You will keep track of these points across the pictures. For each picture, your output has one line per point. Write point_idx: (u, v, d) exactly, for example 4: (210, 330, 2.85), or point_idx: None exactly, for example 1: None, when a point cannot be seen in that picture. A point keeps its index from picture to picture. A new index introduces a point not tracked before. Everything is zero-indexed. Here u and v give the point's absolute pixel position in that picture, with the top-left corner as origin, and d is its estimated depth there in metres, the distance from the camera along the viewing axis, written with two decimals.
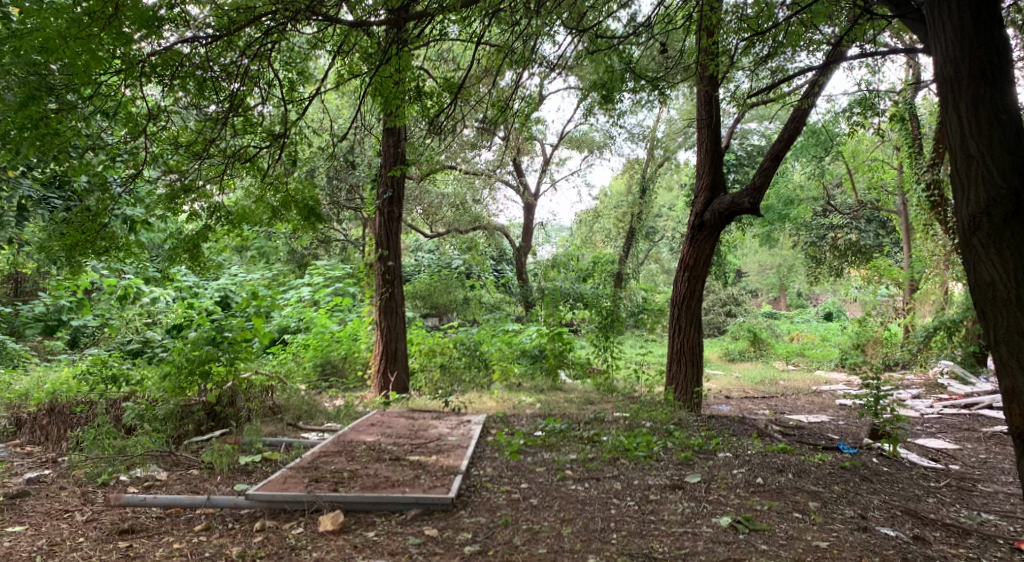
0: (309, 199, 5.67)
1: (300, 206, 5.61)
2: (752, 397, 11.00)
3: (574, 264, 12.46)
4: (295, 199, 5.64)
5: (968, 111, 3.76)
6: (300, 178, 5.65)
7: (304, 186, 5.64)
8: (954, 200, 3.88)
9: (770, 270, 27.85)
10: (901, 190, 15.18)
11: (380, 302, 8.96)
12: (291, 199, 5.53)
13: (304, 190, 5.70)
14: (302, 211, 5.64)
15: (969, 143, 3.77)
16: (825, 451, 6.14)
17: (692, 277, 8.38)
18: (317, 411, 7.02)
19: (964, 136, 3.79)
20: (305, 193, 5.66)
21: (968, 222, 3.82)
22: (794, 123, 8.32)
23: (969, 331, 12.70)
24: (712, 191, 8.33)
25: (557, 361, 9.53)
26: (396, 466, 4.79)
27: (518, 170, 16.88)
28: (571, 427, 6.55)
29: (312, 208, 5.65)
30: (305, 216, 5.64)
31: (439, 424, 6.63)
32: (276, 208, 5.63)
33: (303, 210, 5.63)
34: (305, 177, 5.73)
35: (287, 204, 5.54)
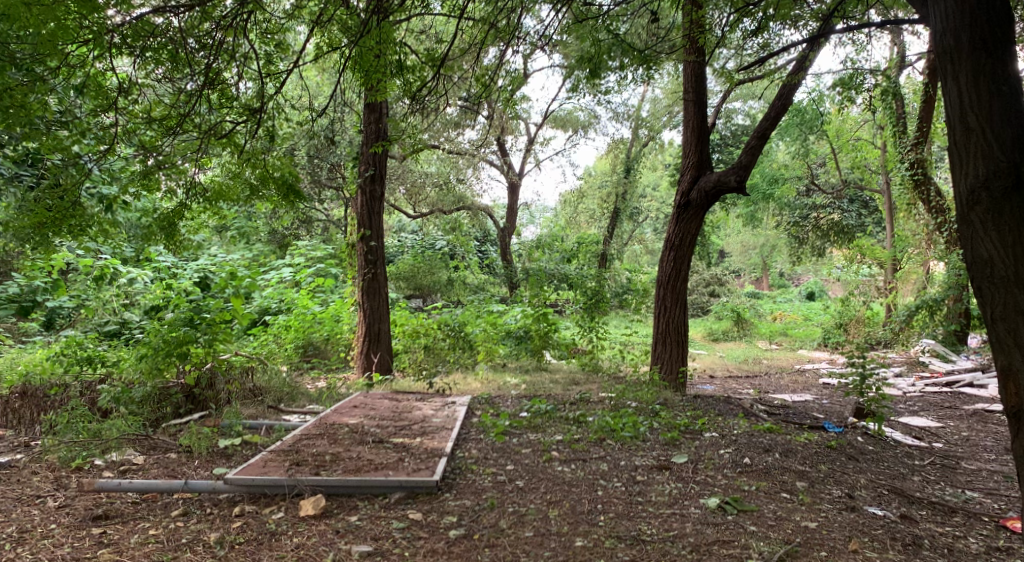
0: (288, 176, 5.53)
1: (279, 182, 5.49)
2: (736, 377, 11.01)
3: (559, 245, 12.35)
4: (274, 175, 5.51)
5: (969, 81, 3.70)
6: (279, 154, 5.51)
7: (283, 162, 5.51)
8: (952, 174, 3.83)
9: (753, 251, 27.93)
10: (884, 170, 15.19)
11: (362, 283, 8.83)
12: (270, 176, 5.40)
13: (282, 166, 5.56)
14: (280, 187, 5.51)
15: (968, 116, 3.72)
16: (811, 431, 6.13)
17: (678, 257, 8.32)
18: (298, 393, 6.91)
19: (963, 108, 3.73)
20: (284, 169, 5.53)
21: (966, 197, 3.77)
22: (780, 101, 8.23)
23: (950, 311, 12.79)
24: (698, 170, 8.23)
25: (542, 342, 9.46)
26: (379, 449, 4.69)
27: (502, 149, 16.71)
28: (557, 408, 6.49)
29: (291, 185, 5.53)
30: (285, 193, 5.52)
31: (423, 405, 6.55)
32: (255, 185, 5.50)
33: (282, 186, 5.51)
34: (284, 153, 5.59)
35: (266, 180, 5.41)
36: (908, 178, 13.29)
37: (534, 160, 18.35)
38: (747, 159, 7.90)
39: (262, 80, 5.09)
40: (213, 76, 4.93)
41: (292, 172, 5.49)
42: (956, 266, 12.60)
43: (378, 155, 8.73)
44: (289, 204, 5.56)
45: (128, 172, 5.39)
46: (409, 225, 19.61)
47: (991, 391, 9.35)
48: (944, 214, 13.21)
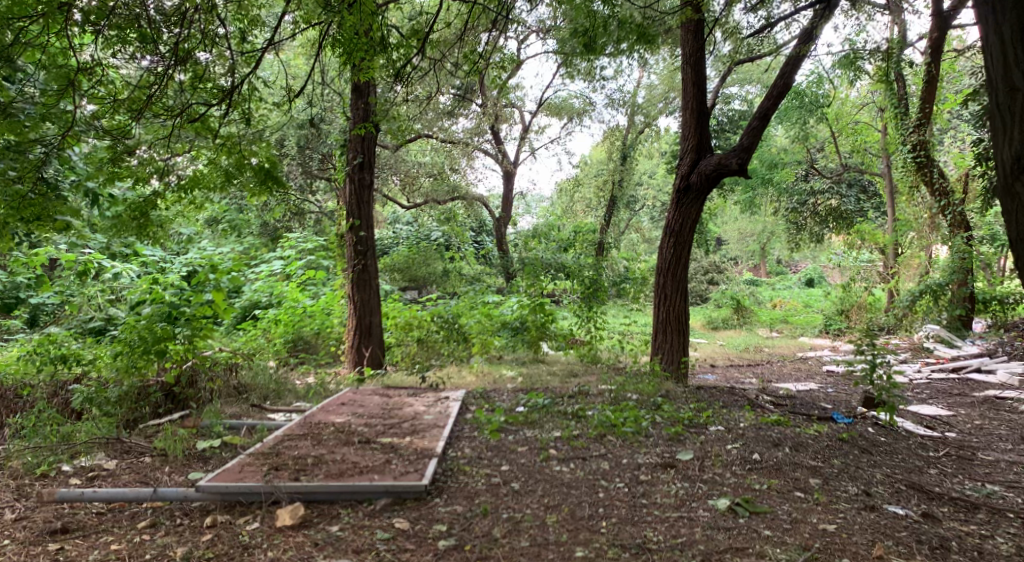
0: (266, 163, 5.30)
1: (256, 169, 5.25)
2: (738, 366, 10.75)
3: (555, 234, 12.06)
4: (251, 162, 5.28)
5: (1014, 39, 3.73)
6: (255, 139, 5.26)
7: (260, 146, 5.26)
8: (996, 138, 3.87)
9: (750, 238, 27.67)
10: (884, 153, 14.91)
11: (352, 275, 8.54)
12: (245, 162, 5.16)
13: (259, 151, 5.32)
14: (258, 175, 5.29)
15: (1015, 76, 3.74)
16: (820, 422, 5.87)
17: (678, 243, 8.03)
18: (285, 390, 6.63)
19: (1009, 67, 3.76)
20: (262, 155, 5.30)
21: (1012, 162, 3.80)
22: (782, 80, 7.92)
23: (954, 295, 12.55)
24: (698, 152, 7.94)
25: (538, 333, 9.14)
26: (365, 450, 4.42)
27: (496, 137, 16.39)
28: (555, 403, 6.22)
29: (269, 171, 5.28)
30: (262, 180, 5.29)
31: (415, 401, 6.27)
32: (231, 172, 5.26)
33: (259, 174, 5.27)
34: (262, 138, 5.37)
35: (242, 167, 5.17)
36: (911, 161, 13.00)
37: (529, 148, 18.03)
38: (749, 140, 7.62)
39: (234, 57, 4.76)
40: (184, 55, 4.61)
41: (271, 159, 5.26)
42: (960, 249, 12.35)
43: (366, 142, 8.44)
44: (268, 192, 5.32)
45: (97, 160, 5.11)
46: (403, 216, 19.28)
47: (1000, 377, 9.11)
48: (948, 197, 12.94)
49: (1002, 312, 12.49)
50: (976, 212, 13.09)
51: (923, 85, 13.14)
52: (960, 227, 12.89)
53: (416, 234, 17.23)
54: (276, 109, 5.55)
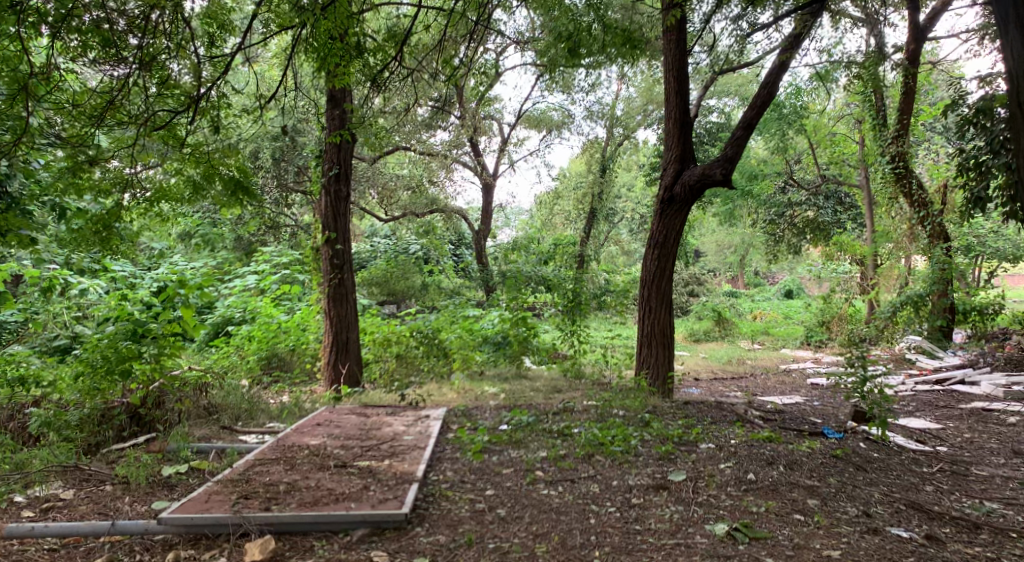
0: (236, 173, 5.07)
1: (226, 179, 5.02)
2: (721, 379, 10.62)
3: (536, 247, 11.88)
4: (221, 171, 5.05)
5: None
6: (225, 147, 5.03)
7: (230, 155, 5.03)
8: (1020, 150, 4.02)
9: (727, 250, 27.71)
10: (862, 165, 14.97)
11: (328, 289, 8.30)
12: (214, 172, 4.93)
13: (229, 159, 5.09)
14: (228, 185, 5.06)
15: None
16: (811, 438, 5.73)
17: (662, 255, 7.89)
18: (258, 410, 6.37)
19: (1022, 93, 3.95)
20: (232, 165, 5.07)
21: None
22: (765, 90, 7.85)
23: (935, 306, 12.56)
24: (681, 163, 7.82)
25: (521, 347, 8.94)
26: (341, 474, 4.19)
27: (475, 150, 16.24)
28: (540, 420, 6.02)
29: (239, 182, 5.05)
30: (232, 191, 5.06)
31: (394, 421, 6.04)
32: (199, 183, 5.02)
33: (229, 184, 5.03)
34: (233, 146, 5.14)
35: (211, 177, 4.94)
36: (890, 172, 13.04)
37: (508, 160, 17.91)
38: (733, 150, 7.52)
39: (203, 64, 4.52)
40: (149, 61, 4.35)
41: (241, 168, 5.03)
42: (940, 260, 12.38)
43: (343, 152, 8.23)
44: (238, 203, 5.09)
45: (56, 171, 4.86)
46: (382, 230, 19.03)
47: (983, 388, 9.05)
48: (927, 207, 12.99)
49: (981, 323, 12.52)
50: (954, 222, 13.14)
51: (900, 97, 13.21)
52: (939, 238, 12.93)
53: (394, 248, 16.99)
54: (248, 116, 5.34)
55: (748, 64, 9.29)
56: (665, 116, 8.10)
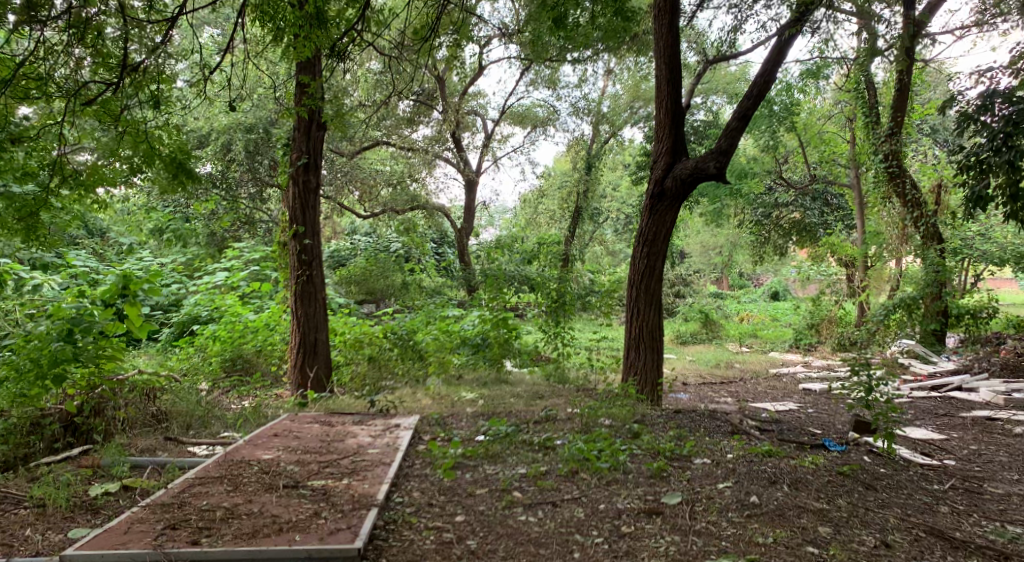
0: (176, 153, 4.79)
1: (166, 161, 4.73)
2: (711, 384, 10.20)
3: (519, 245, 11.12)
4: (159, 151, 4.76)
5: None
6: (164, 125, 4.72)
7: (170, 134, 4.72)
8: None
9: (713, 252, 27.31)
10: (852, 164, 14.62)
11: (296, 287, 7.77)
12: (155, 154, 4.62)
13: (170, 139, 4.79)
14: (167, 166, 4.77)
15: None
16: (813, 452, 5.29)
17: (652, 254, 7.43)
18: (213, 418, 5.87)
19: None
20: (172, 145, 4.78)
21: None
22: (762, 79, 7.40)
23: (928, 309, 12.22)
24: (673, 155, 7.36)
25: (502, 350, 8.39)
26: (288, 498, 3.73)
27: (458, 145, 15.75)
28: (519, 431, 5.55)
29: (180, 163, 4.79)
30: (173, 174, 4.78)
31: (360, 431, 5.53)
32: (137, 164, 4.65)
33: (169, 165, 4.76)
34: (172, 124, 4.82)
35: (151, 159, 4.63)
36: (884, 171, 12.68)
37: (491, 157, 17.43)
38: (727, 142, 7.09)
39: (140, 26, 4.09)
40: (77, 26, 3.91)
41: (183, 149, 4.77)
42: (933, 262, 12.03)
43: (313, 140, 7.72)
44: (179, 185, 4.83)
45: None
46: (363, 228, 18.48)
47: (983, 395, 8.66)
48: (921, 208, 12.66)
49: (974, 327, 12.17)
50: (948, 223, 12.80)
51: (894, 94, 12.87)
52: (933, 239, 12.60)
53: (374, 244, 16.45)
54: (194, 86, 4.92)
55: (741, 55, 8.93)
56: (655, 106, 7.64)
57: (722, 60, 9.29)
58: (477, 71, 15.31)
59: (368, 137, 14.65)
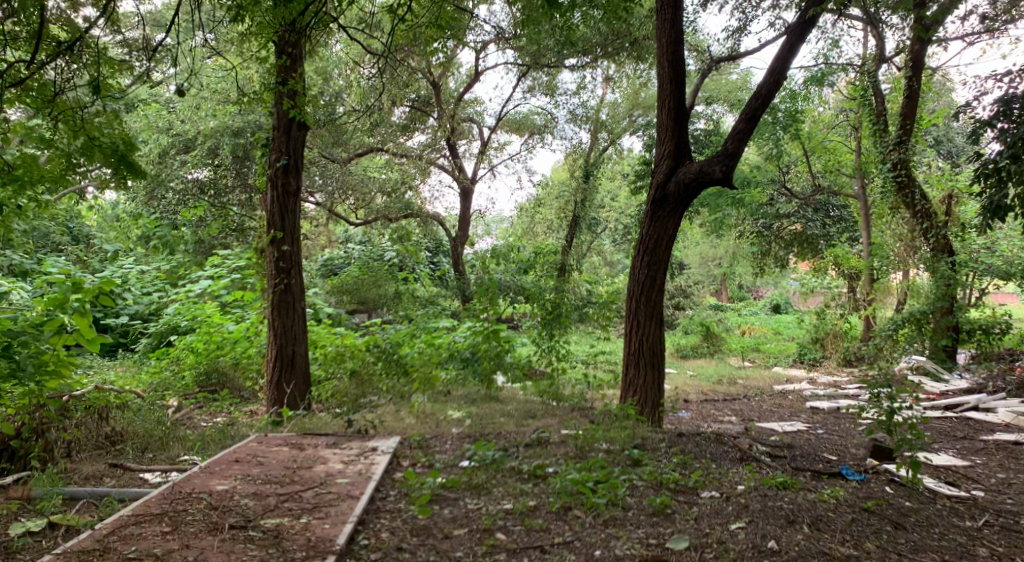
0: (119, 145, 4.95)
1: (108, 152, 4.90)
2: (713, 401, 9.70)
3: (515, 254, 10.37)
4: (102, 141, 4.92)
5: None
6: (104, 114, 4.89)
7: (110, 123, 4.90)
8: None
9: (713, 263, 26.76)
10: (857, 174, 14.27)
11: (272, 296, 7.29)
12: (95, 143, 4.81)
13: (112, 129, 4.96)
14: (110, 157, 4.92)
15: None
16: (831, 482, 4.83)
17: (652, 264, 6.96)
18: (173, 440, 5.39)
19: None
20: (114, 134, 4.94)
21: None
22: (772, 78, 6.94)
23: (938, 324, 11.74)
24: (675, 159, 6.91)
25: (492, 365, 7.79)
26: (232, 542, 3.33)
27: (453, 153, 15.31)
28: (508, 457, 5.07)
29: (122, 155, 4.94)
30: (115, 165, 4.93)
31: (334, 454, 5.04)
32: (77, 153, 4.91)
33: (111, 157, 4.92)
34: (116, 114, 4.97)
35: (91, 148, 4.82)
36: (891, 180, 12.23)
37: (487, 165, 16.98)
38: (734, 145, 6.64)
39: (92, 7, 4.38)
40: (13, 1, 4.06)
41: (124, 141, 4.92)
42: (944, 275, 11.58)
43: (293, 141, 7.25)
44: (123, 177, 4.93)
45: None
46: (357, 236, 18.03)
47: (1003, 416, 8.18)
48: (931, 219, 12.17)
49: (986, 342, 11.72)
50: (958, 235, 12.34)
51: (902, 101, 12.42)
52: (942, 252, 12.08)
53: (368, 254, 15.97)
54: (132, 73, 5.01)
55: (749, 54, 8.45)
56: (657, 106, 7.18)
57: (726, 61, 8.88)
58: (473, 77, 14.89)
59: (361, 143, 14.22)
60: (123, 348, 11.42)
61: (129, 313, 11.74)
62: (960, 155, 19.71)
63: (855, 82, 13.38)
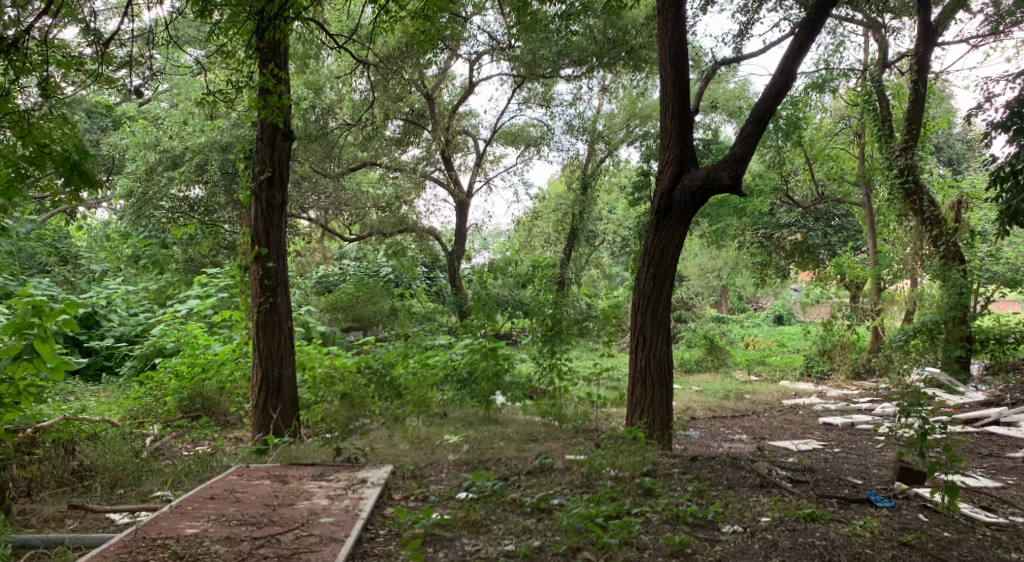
0: (72, 153, 4.71)
1: (59, 159, 4.65)
2: (721, 418, 9.31)
3: (512, 268, 9.99)
4: (54, 150, 4.67)
5: None
6: (56, 120, 4.72)
7: (63, 129, 4.72)
8: None
9: (712, 274, 26.37)
10: (862, 181, 13.96)
11: (257, 316, 6.90)
12: (44, 152, 4.60)
13: (66, 137, 4.73)
14: (62, 167, 4.67)
15: None
16: (861, 511, 4.45)
17: (658, 275, 6.58)
18: (149, 475, 5.00)
19: None
20: (66, 139, 4.69)
21: None
22: (780, 79, 6.58)
23: (951, 333, 11.34)
24: (680, 165, 6.56)
25: (491, 385, 7.34)
26: None
27: (448, 166, 14.97)
28: (510, 488, 4.69)
29: (75, 162, 4.69)
30: (67, 173, 4.67)
31: (321, 487, 4.64)
32: (24, 168, 4.67)
33: (63, 166, 4.66)
34: (68, 120, 4.76)
35: (40, 157, 4.61)
36: (898, 187, 11.90)
37: (483, 178, 16.65)
38: (742, 150, 6.29)
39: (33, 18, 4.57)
40: None
41: (76, 146, 4.70)
42: (956, 284, 11.22)
43: (278, 152, 6.90)
44: (73, 188, 4.70)
45: None
46: (351, 252, 17.66)
47: None
48: (941, 225, 11.77)
49: (1000, 352, 11.36)
50: (966, 243, 12.00)
51: (908, 105, 12.11)
52: (953, 259, 11.65)
53: (363, 270, 15.58)
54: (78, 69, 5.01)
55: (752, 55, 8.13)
56: (661, 110, 6.85)
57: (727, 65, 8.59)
58: (467, 89, 14.60)
59: (354, 157, 13.88)
60: (109, 372, 11.03)
61: (115, 335, 11.36)
62: (962, 162, 19.42)
63: (858, 88, 13.13)
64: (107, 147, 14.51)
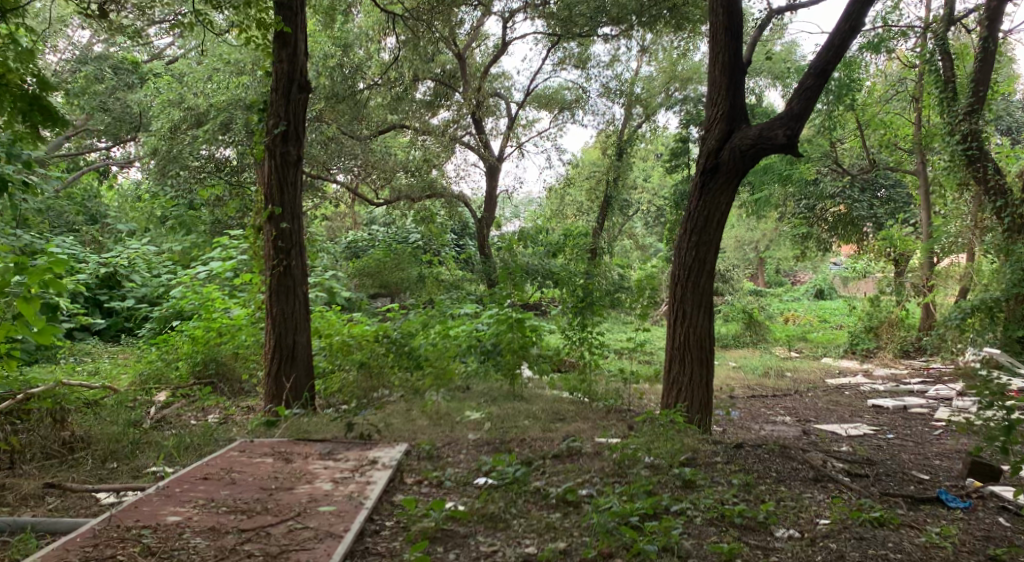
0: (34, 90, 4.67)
1: (20, 97, 4.63)
2: (762, 398, 8.75)
3: (543, 236, 9.46)
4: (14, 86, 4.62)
5: None
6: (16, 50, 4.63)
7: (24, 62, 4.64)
8: None
9: (749, 247, 25.53)
10: (917, 148, 13.10)
11: (270, 280, 6.49)
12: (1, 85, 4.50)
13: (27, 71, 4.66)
14: (23, 106, 4.66)
15: None
16: (931, 513, 3.92)
17: (701, 244, 6.01)
18: (147, 450, 4.65)
19: None
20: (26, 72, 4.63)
21: None
22: (847, 26, 5.86)
23: (1013, 312, 10.55)
24: (730, 122, 5.94)
25: (517, 358, 6.85)
26: None
27: (479, 130, 14.39)
28: (535, 475, 4.23)
29: (35, 100, 4.67)
30: (26, 111, 4.67)
31: (329, 468, 4.23)
32: None
33: (23, 105, 4.65)
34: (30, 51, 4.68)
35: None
36: (960, 154, 11.07)
37: (515, 143, 16.05)
38: (801, 106, 5.65)
39: None
40: None
41: (38, 81, 4.65)
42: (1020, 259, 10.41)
43: (293, 104, 6.42)
44: (32, 130, 4.70)
45: None
46: (380, 218, 17.26)
47: None
48: (1006, 196, 10.89)
49: None
50: None
51: (973, 66, 11.22)
52: (1018, 233, 10.82)
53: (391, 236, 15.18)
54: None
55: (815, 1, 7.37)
56: (709, 62, 6.21)
57: (779, 15, 7.84)
58: (500, 48, 13.95)
59: (382, 119, 13.39)
60: (128, 333, 10.82)
61: (136, 296, 11.13)
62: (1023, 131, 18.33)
63: (918, 49, 12.23)
64: (133, 105, 14.15)
